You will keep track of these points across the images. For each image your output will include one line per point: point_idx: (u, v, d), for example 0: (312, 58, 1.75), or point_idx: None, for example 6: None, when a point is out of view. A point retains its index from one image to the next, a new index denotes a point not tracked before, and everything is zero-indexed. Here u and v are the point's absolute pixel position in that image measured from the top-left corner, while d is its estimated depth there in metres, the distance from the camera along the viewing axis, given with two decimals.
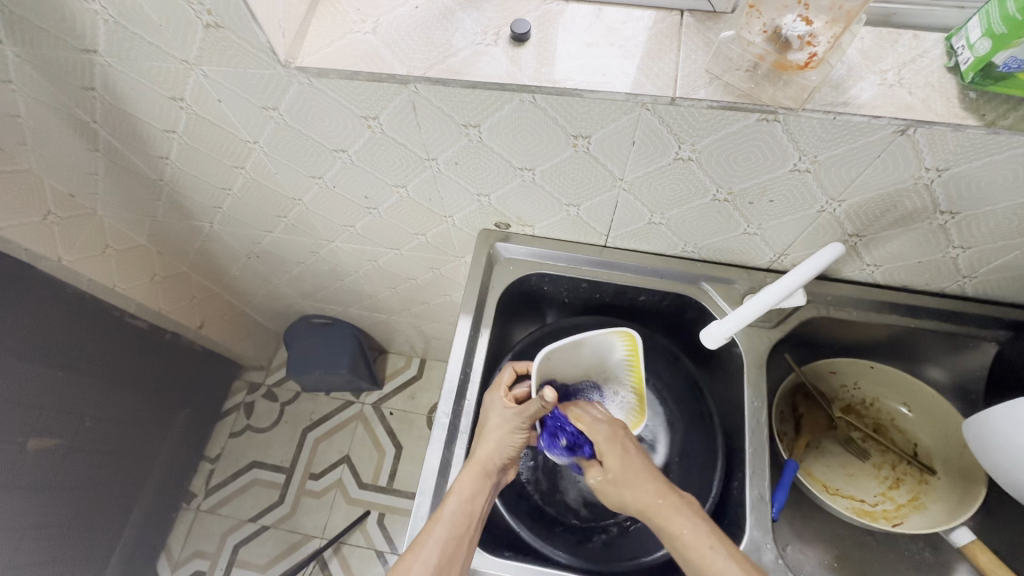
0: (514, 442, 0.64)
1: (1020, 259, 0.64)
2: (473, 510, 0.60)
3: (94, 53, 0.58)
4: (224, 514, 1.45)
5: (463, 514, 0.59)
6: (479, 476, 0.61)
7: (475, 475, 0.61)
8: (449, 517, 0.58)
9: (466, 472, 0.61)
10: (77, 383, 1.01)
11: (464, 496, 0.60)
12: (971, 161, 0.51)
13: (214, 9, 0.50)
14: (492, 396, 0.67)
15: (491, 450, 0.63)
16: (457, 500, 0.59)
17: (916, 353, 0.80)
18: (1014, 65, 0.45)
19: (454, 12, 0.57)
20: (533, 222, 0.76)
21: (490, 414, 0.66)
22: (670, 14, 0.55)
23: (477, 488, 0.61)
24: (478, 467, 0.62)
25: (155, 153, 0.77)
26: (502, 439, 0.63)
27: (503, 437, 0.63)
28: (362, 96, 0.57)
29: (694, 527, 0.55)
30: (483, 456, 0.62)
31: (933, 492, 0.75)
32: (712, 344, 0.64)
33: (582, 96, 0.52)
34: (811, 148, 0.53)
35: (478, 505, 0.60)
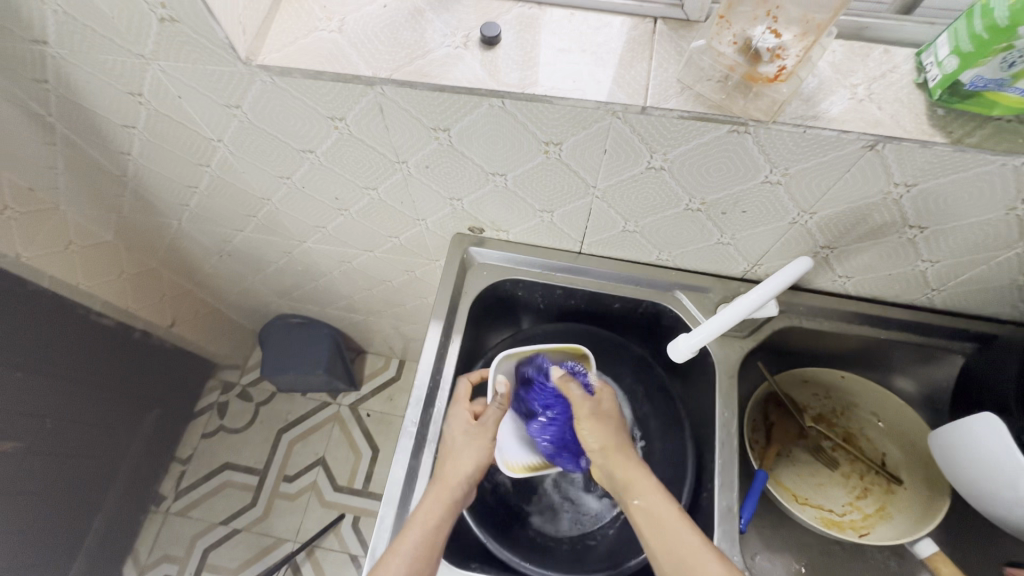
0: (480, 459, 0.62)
1: (986, 274, 0.64)
2: (436, 540, 0.58)
3: (45, 44, 0.56)
4: (195, 517, 1.42)
5: (427, 545, 0.57)
6: (445, 503, 0.59)
7: (441, 503, 0.59)
8: (411, 549, 0.56)
9: (431, 501, 0.59)
10: (37, 385, 0.98)
11: (428, 527, 0.58)
12: (938, 177, 0.51)
13: (169, 2, 0.47)
14: (452, 413, 0.65)
15: (458, 473, 0.61)
16: (421, 530, 0.57)
17: (887, 363, 0.81)
18: (980, 83, 0.45)
19: (423, 12, 0.55)
20: (507, 228, 0.75)
21: (452, 433, 0.64)
22: (643, 21, 0.54)
23: (442, 516, 0.59)
24: (444, 495, 0.60)
25: (116, 148, 0.75)
26: (471, 461, 0.62)
27: (470, 459, 0.62)
28: (328, 96, 0.55)
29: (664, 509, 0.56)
30: (450, 481, 0.61)
31: (900, 503, 0.76)
32: (679, 357, 0.62)
33: (551, 102, 0.51)
34: (782, 160, 0.53)
35: (443, 534, 0.58)
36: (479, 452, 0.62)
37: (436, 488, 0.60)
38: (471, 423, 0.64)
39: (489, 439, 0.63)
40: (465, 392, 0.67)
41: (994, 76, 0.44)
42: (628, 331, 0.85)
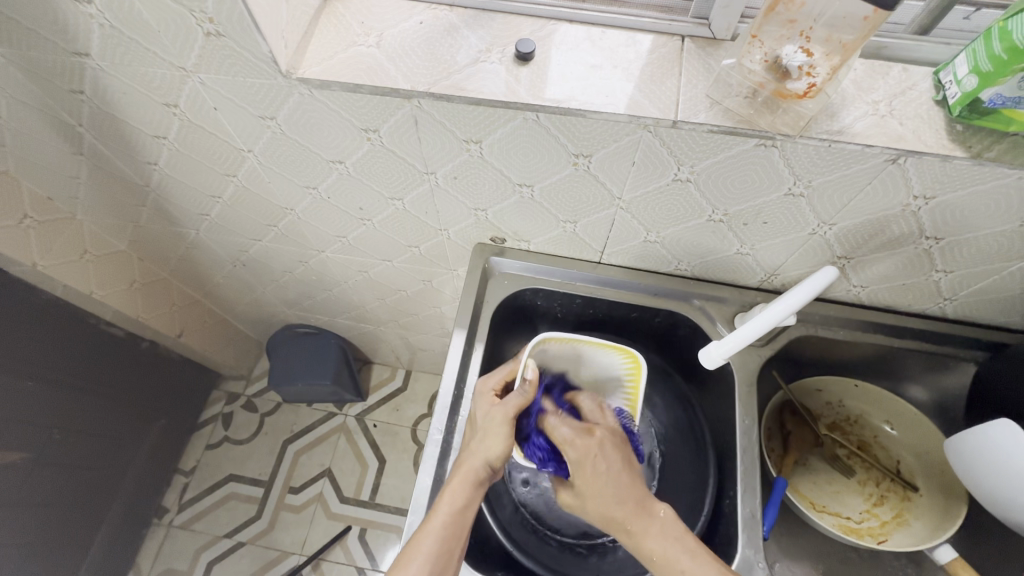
0: (498, 446, 0.60)
1: (997, 284, 0.66)
2: (464, 520, 0.58)
3: (85, 56, 0.57)
4: (198, 530, 1.40)
5: (453, 526, 0.57)
6: (471, 485, 0.59)
7: (467, 483, 0.59)
8: (438, 531, 0.56)
9: (456, 482, 0.59)
10: (46, 395, 0.97)
11: (454, 507, 0.58)
12: (957, 190, 0.53)
13: (217, 17, 0.49)
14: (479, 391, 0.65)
15: (485, 454, 0.60)
16: (446, 512, 0.57)
17: (900, 372, 0.83)
18: (998, 101, 0.47)
19: (458, 28, 0.57)
20: (529, 238, 0.76)
21: (478, 413, 0.64)
22: (671, 39, 0.56)
23: (465, 499, 0.58)
24: (468, 475, 0.59)
25: (143, 158, 0.75)
26: (494, 444, 0.60)
27: (496, 440, 0.60)
28: (364, 109, 0.57)
29: (662, 529, 0.55)
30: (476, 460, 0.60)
31: (916, 510, 0.77)
32: (711, 364, 0.65)
33: (585, 116, 0.53)
34: (806, 173, 0.55)
35: (469, 514, 0.58)
36: (498, 435, 0.60)
37: (460, 466, 0.60)
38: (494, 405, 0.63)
39: (505, 424, 0.61)
40: (501, 381, 0.65)
41: (1012, 94, 0.46)
42: (645, 341, 0.86)
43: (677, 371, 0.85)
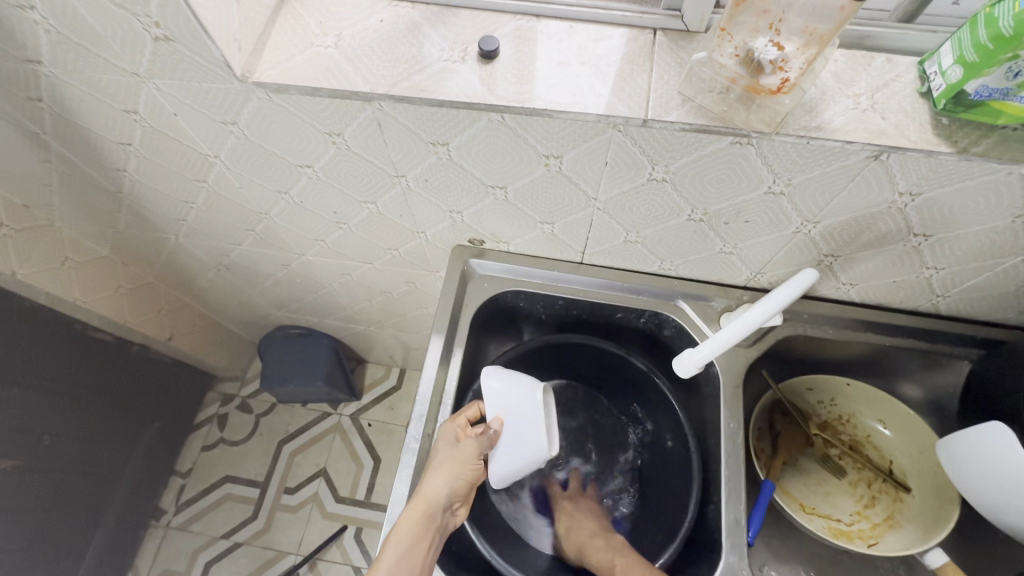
0: (459, 480, 0.63)
1: (991, 280, 0.64)
2: (413, 557, 0.58)
3: (38, 63, 0.55)
4: (195, 532, 1.41)
5: (408, 561, 0.58)
6: (424, 518, 0.60)
7: (418, 517, 0.60)
8: (389, 565, 0.57)
9: (410, 516, 0.60)
10: (33, 403, 0.96)
11: (405, 543, 0.58)
12: (944, 186, 0.51)
13: (163, 21, 0.47)
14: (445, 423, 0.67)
15: (438, 489, 0.61)
16: (397, 547, 0.58)
17: (893, 369, 0.80)
18: (985, 93, 0.44)
19: (421, 26, 0.55)
20: (507, 239, 0.74)
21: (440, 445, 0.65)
22: (643, 33, 0.54)
23: (419, 533, 0.59)
24: (423, 509, 0.60)
25: (112, 165, 0.74)
26: (452, 478, 0.62)
27: (449, 474, 0.62)
28: (325, 112, 0.55)
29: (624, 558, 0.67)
30: (428, 497, 0.61)
31: (908, 511, 0.75)
32: (685, 372, 0.62)
33: (552, 116, 0.51)
34: (785, 170, 0.52)
35: (421, 550, 0.59)
36: (459, 469, 0.63)
37: (416, 500, 0.61)
38: (459, 439, 0.65)
39: (469, 458, 0.64)
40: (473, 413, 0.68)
41: (999, 86, 0.44)
42: (631, 341, 0.84)
43: (663, 371, 0.83)
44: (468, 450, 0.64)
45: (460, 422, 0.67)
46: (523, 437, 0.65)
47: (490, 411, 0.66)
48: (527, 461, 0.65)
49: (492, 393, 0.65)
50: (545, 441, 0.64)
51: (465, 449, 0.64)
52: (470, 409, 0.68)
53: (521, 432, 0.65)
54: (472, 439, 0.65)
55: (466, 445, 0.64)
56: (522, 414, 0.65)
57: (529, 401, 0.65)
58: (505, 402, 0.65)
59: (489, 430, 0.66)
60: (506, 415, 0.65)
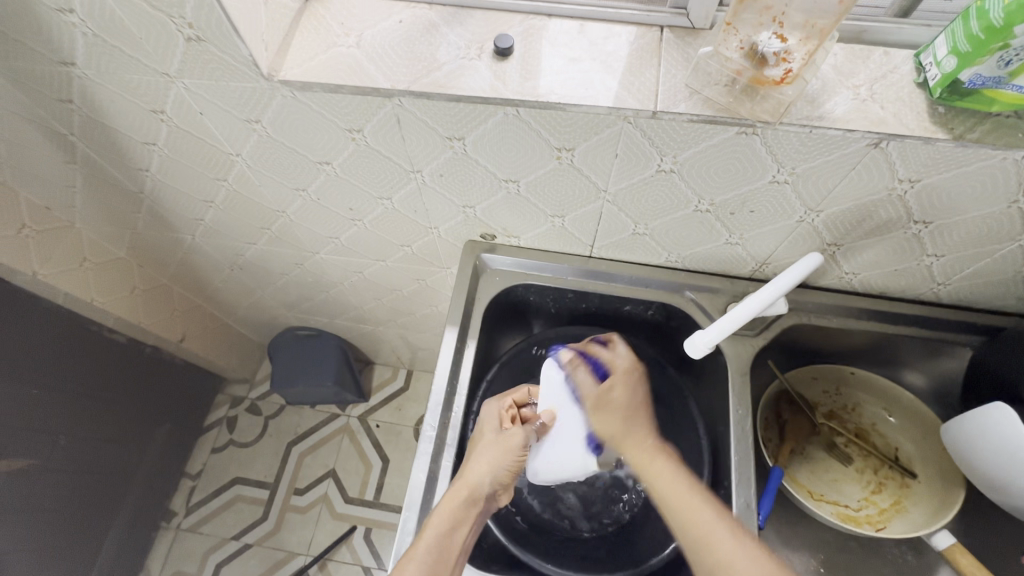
0: (502, 470, 0.63)
1: (990, 267, 0.65)
2: (453, 539, 0.58)
3: (72, 65, 0.58)
4: (206, 533, 1.41)
5: (446, 540, 0.57)
6: (466, 502, 0.60)
7: (462, 501, 0.60)
8: (430, 542, 0.57)
9: (452, 497, 0.60)
10: (51, 402, 0.98)
11: (446, 523, 0.58)
12: (942, 173, 0.53)
13: (196, 23, 0.50)
14: (490, 411, 0.68)
15: (480, 473, 0.62)
16: (439, 526, 0.58)
17: (897, 358, 0.82)
18: (978, 81, 0.47)
19: (437, 26, 0.57)
20: (518, 233, 0.76)
21: (484, 434, 0.66)
22: (650, 30, 0.56)
23: (460, 517, 0.59)
24: (465, 492, 0.60)
25: (134, 165, 0.76)
26: (494, 466, 0.63)
27: (494, 459, 0.63)
28: (347, 109, 0.57)
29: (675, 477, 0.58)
30: (472, 481, 0.61)
31: (915, 496, 0.76)
32: (695, 353, 0.64)
33: (565, 109, 0.53)
34: (788, 159, 0.54)
35: (461, 533, 0.59)
36: (501, 459, 0.63)
37: (458, 483, 0.61)
38: (504, 428, 0.66)
39: (512, 449, 0.64)
40: (523, 397, 0.70)
41: (991, 74, 0.46)
42: (639, 334, 0.86)
43: (671, 363, 0.84)
44: (514, 436, 0.65)
45: (509, 412, 0.68)
46: (565, 443, 0.65)
47: (544, 402, 0.66)
48: (559, 470, 0.65)
49: (553, 384, 0.67)
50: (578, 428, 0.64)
51: (511, 436, 0.65)
52: (520, 393, 0.70)
53: (565, 436, 0.65)
54: (519, 426, 0.66)
55: (514, 432, 0.65)
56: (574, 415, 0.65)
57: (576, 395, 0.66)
58: (560, 399, 0.66)
59: (537, 422, 0.66)
60: (559, 411, 0.66)
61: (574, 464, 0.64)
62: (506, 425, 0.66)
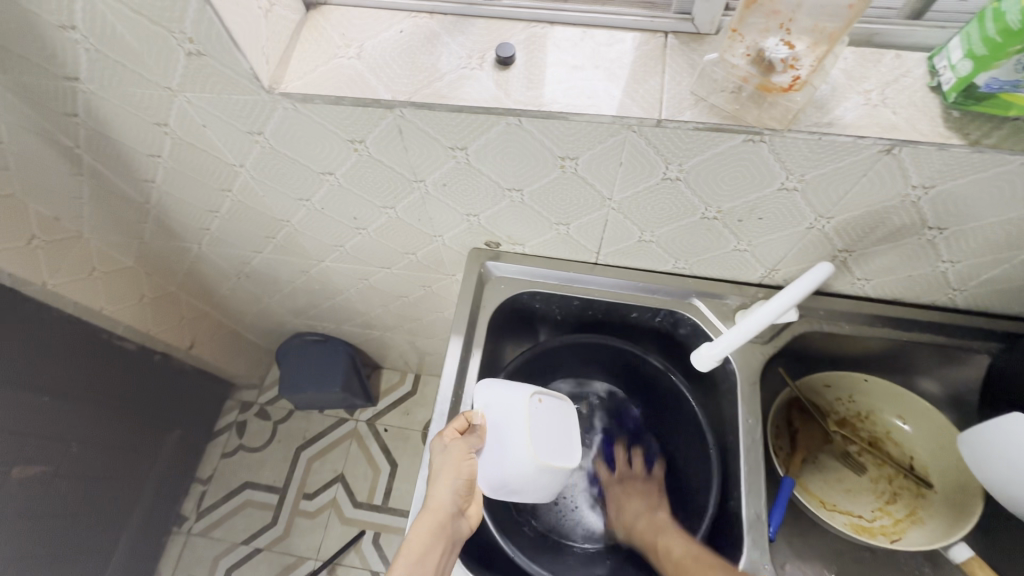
0: (462, 482, 0.60)
1: (1008, 272, 0.64)
2: (425, 569, 0.55)
3: (76, 80, 0.58)
4: (216, 538, 1.42)
5: (416, 574, 0.54)
6: (435, 527, 0.57)
7: (430, 527, 0.57)
8: None
9: (418, 529, 0.57)
10: (63, 410, 0.99)
11: (415, 556, 0.55)
12: (957, 178, 0.51)
13: (197, 37, 0.49)
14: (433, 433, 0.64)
15: (443, 494, 0.59)
16: (407, 562, 0.54)
17: (911, 365, 0.80)
18: (995, 85, 0.45)
19: (438, 35, 0.57)
20: (523, 241, 0.76)
21: (433, 455, 0.62)
22: (655, 36, 0.55)
23: (429, 543, 0.56)
24: (432, 519, 0.57)
25: (141, 176, 0.77)
26: (454, 482, 0.60)
27: (453, 476, 0.60)
28: (349, 120, 0.57)
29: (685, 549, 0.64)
30: (435, 505, 0.58)
31: (931, 507, 0.75)
32: (703, 365, 0.63)
33: (568, 118, 0.52)
34: (797, 166, 0.53)
35: (433, 561, 0.56)
36: (458, 473, 0.60)
37: (424, 512, 0.58)
38: (449, 444, 0.62)
39: (465, 461, 0.61)
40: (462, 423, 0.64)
41: (1009, 78, 0.45)
42: (647, 340, 0.85)
43: (679, 370, 0.83)
44: (462, 448, 0.62)
45: (448, 430, 0.64)
46: (505, 445, 0.63)
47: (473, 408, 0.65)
48: (516, 470, 0.62)
49: (482, 389, 0.66)
50: (522, 423, 0.64)
51: (459, 450, 0.62)
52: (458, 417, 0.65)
53: (504, 433, 0.64)
54: (460, 440, 0.62)
55: (461, 443, 0.62)
56: (505, 413, 0.65)
57: (512, 399, 0.66)
58: (490, 401, 0.65)
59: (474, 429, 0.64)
60: (489, 412, 0.65)
61: (517, 462, 0.62)
62: (450, 440, 0.63)
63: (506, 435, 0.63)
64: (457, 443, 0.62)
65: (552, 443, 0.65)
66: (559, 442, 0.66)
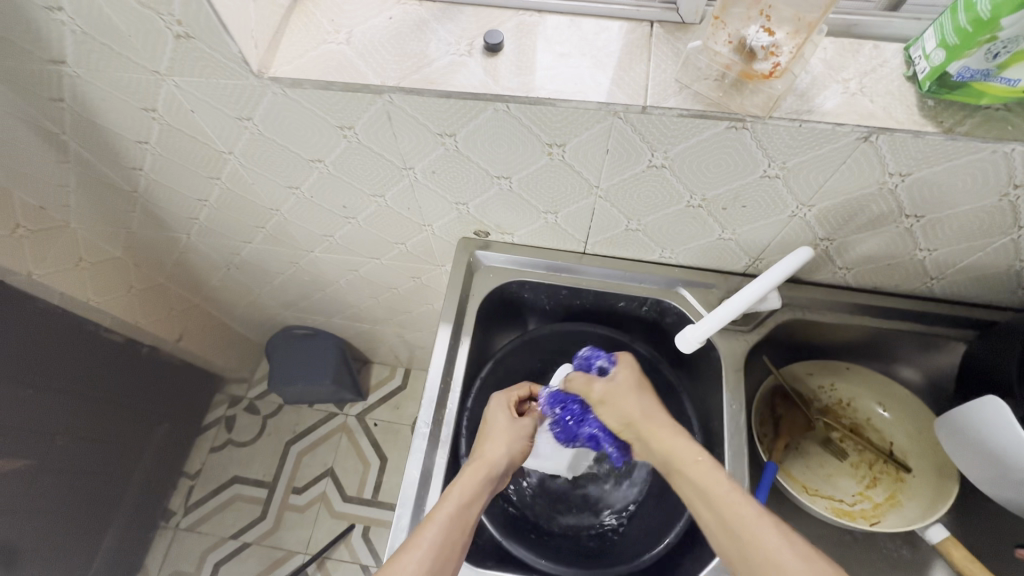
0: (515, 450, 0.65)
1: (983, 261, 0.66)
2: (470, 513, 0.58)
3: (62, 64, 0.58)
4: (204, 532, 1.42)
5: (462, 515, 0.57)
6: (483, 479, 0.61)
7: (480, 477, 0.61)
8: (448, 516, 0.56)
9: (468, 476, 0.60)
10: (47, 401, 0.98)
11: (465, 498, 0.58)
12: (932, 166, 0.53)
13: (185, 19, 0.50)
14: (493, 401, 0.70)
15: (497, 453, 0.64)
16: (457, 500, 0.58)
17: (891, 353, 0.82)
18: (967, 74, 0.47)
19: (428, 22, 0.57)
20: (512, 230, 0.76)
21: (493, 419, 0.68)
22: (640, 26, 0.56)
23: (478, 492, 0.60)
24: (483, 470, 0.61)
25: (128, 163, 0.76)
26: (507, 447, 0.65)
27: (509, 442, 0.65)
28: (338, 106, 0.57)
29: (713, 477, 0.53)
30: (488, 460, 0.63)
31: (910, 490, 0.76)
32: (687, 349, 0.63)
33: (555, 105, 0.53)
34: (779, 154, 0.54)
35: (476, 510, 0.59)
36: (513, 441, 0.66)
37: (475, 463, 0.62)
38: (509, 413, 0.68)
39: (519, 433, 0.67)
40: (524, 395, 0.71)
41: (980, 67, 0.46)
42: (635, 330, 0.86)
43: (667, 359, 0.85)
44: (524, 423, 0.68)
45: (510, 400, 0.70)
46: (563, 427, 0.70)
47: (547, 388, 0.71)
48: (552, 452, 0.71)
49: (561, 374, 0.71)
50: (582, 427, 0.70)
51: (520, 425, 0.68)
52: (520, 389, 0.72)
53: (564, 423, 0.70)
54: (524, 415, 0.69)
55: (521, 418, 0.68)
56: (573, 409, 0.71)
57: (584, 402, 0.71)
58: (564, 387, 0.71)
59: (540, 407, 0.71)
60: (560, 398, 0.71)
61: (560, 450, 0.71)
62: (511, 411, 0.68)
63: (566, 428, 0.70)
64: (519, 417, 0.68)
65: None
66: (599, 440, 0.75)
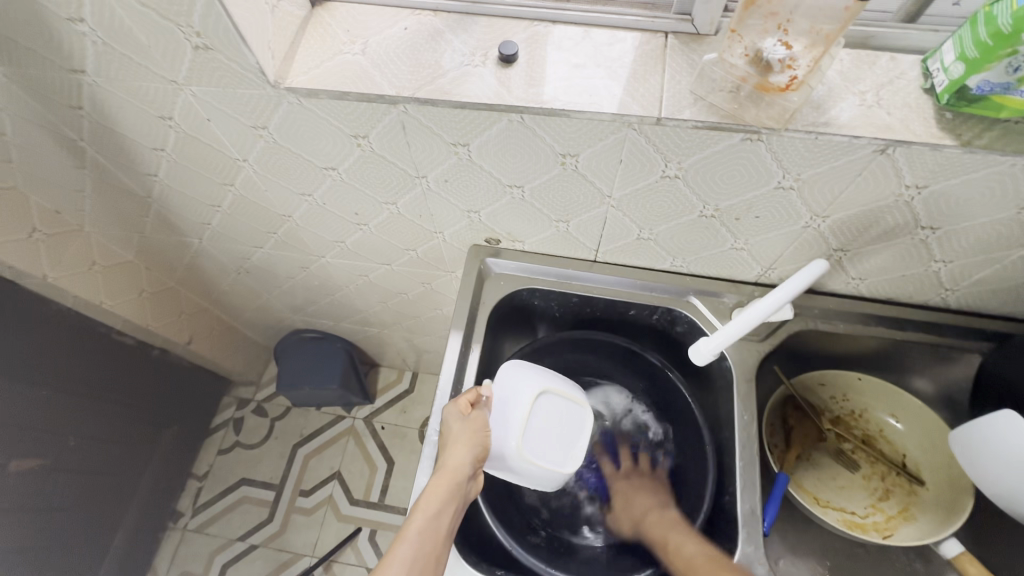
0: (478, 450, 0.63)
1: (999, 273, 0.65)
2: (438, 527, 0.57)
3: (82, 72, 0.58)
4: (212, 534, 1.42)
5: (431, 530, 0.57)
6: (449, 489, 0.60)
7: (446, 487, 0.60)
8: (416, 534, 0.56)
9: (433, 489, 0.59)
10: (61, 403, 0.99)
11: (430, 513, 0.57)
12: (949, 179, 0.53)
13: (204, 31, 0.50)
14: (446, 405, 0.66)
15: (459, 458, 0.62)
16: (422, 516, 0.57)
17: (904, 364, 0.81)
18: (987, 87, 0.47)
19: (442, 33, 0.58)
20: (523, 238, 0.76)
21: (450, 424, 0.65)
22: (655, 36, 0.56)
23: (445, 503, 0.59)
24: (447, 480, 0.60)
25: (143, 170, 0.77)
26: (470, 451, 0.63)
27: (469, 444, 0.63)
28: (353, 116, 0.58)
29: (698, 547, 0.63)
30: (451, 469, 0.61)
31: (922, 503, 0.76)
32: (702, 361, 0.65)
33: (570, 116, 0.53)
34: (794, 166, 0.54)
35: (446, 521, 0.58)
36: (473, 442, 0.63)
37: (439, 473, 0.61)
38: (464, 413, 0.65)
39: (480, 431, 0.64)
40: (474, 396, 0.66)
41: (1000, 80, 0.46)
42: (644, 338, 0.85)
43: (677, 368, 0.84)
44: (479, 418, 0.65)
45: (462, 400, 0.66)
46: (506, 419, 0.66)
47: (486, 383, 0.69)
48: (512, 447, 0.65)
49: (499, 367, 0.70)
50: (525, 407, 0.66)
51: (477, 420, 0.65)
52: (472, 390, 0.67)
53: (507, 410, 0.67)
54: (478, 411, 0.66)
55: (477, 416, 0.65)
56: (510, 392, 0.67)
57: (521, 384, 0.68)
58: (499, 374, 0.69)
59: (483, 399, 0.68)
60: (497, 387, 0.68)
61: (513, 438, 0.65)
62: (465, 410, 0.65)
63: (511, 414, 0.66)
64: (474, 414, 0.65)
65: (564, 427, 0.69)
66: (569, 436, 0.69)
